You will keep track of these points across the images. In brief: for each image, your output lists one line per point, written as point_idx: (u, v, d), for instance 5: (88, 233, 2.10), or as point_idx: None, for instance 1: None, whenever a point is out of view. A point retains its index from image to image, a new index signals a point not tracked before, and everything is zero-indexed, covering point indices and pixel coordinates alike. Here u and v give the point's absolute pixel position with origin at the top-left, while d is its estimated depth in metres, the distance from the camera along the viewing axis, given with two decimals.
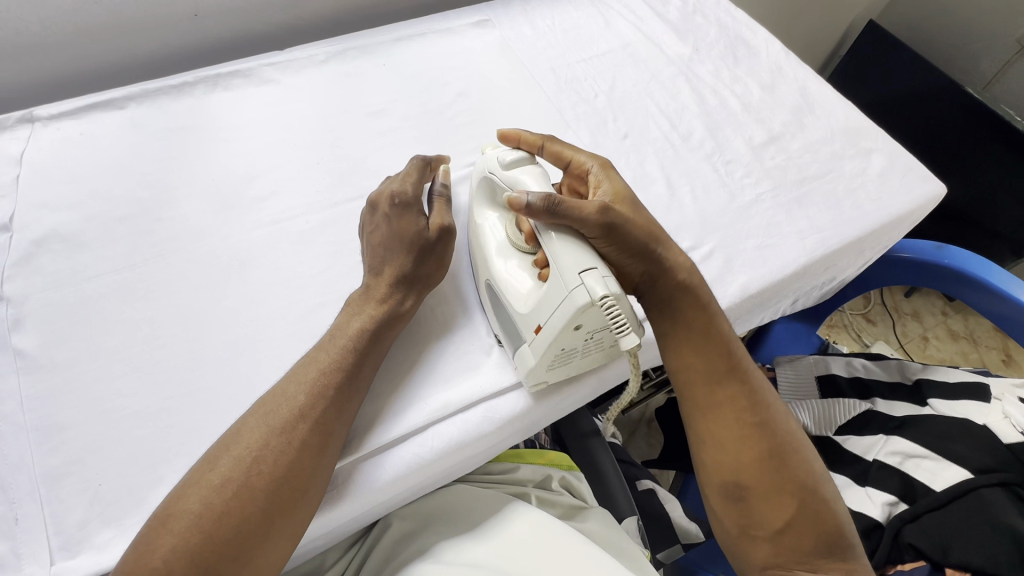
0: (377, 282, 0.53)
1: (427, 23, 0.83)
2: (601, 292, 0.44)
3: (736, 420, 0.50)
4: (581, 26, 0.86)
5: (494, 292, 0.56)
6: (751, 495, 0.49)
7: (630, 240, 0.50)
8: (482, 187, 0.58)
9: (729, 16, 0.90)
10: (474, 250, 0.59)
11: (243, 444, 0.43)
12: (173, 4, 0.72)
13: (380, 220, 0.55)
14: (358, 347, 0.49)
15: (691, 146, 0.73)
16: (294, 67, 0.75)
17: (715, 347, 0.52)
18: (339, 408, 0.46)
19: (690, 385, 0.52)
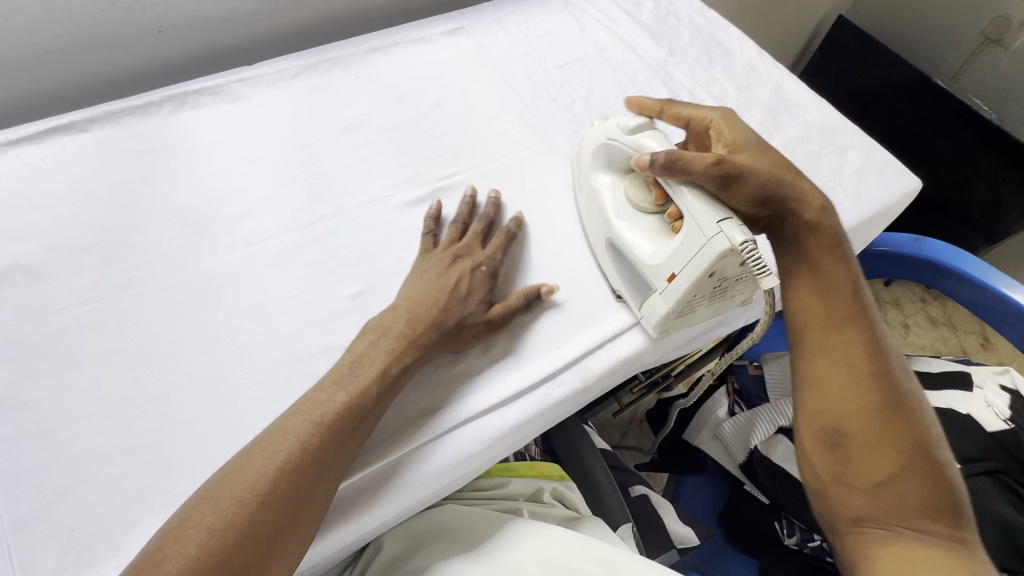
0: (401, 318, 0.52)
1: (399, 33, 0.81)
2: (739, 237, 0.49)
3: (849, 363, 0.48)
4: (556, 31, 0.85)
5: (619, 247, 0.59)
6: (853, 441, 0.46)
7: (752, 188, 0.52)
8: (595, 153, 0.63)
9: (703, 17, 0.90)
10: (589, 213, 0.63)
11: (248, 485, 0.41)
12: (136, 21, 0.70)
13: (460, 271, 0.56)
14: (373, 391, 0.48)
15: None
16: (265, 82, 0.73)
17: (840, 289, 0.51)
18: (340, 455, 0.45)
19: (806, 324, 0.52)
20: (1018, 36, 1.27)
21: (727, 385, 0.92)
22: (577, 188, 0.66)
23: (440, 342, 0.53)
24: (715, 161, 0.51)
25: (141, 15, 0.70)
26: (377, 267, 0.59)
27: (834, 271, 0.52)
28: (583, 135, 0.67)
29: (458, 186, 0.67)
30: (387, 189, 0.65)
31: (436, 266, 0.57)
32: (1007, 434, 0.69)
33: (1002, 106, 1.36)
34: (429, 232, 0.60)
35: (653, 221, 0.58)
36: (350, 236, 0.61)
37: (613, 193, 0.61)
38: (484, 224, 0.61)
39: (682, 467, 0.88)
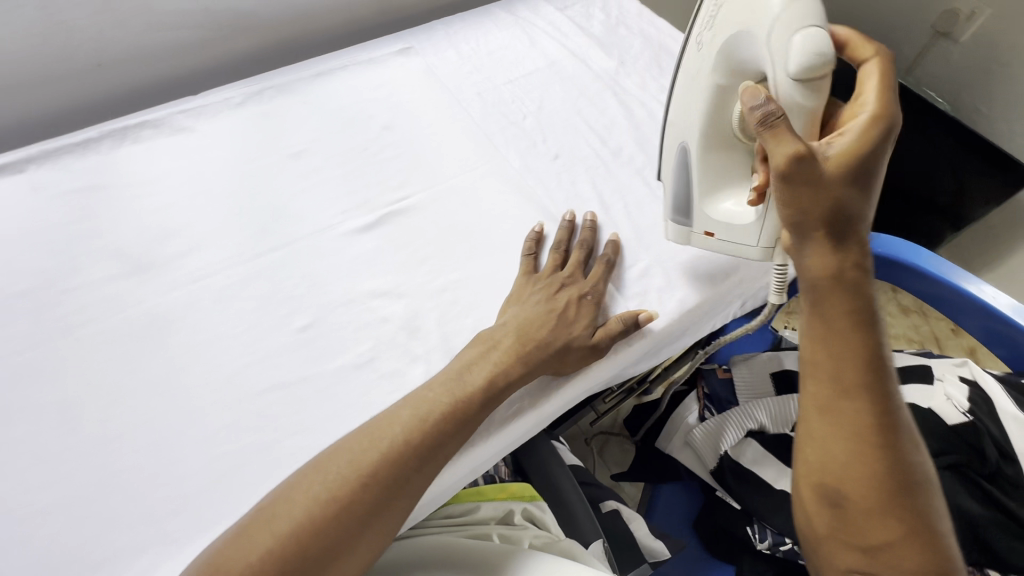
0: (511, 334, 0.53)
1: (346, 56, 0.81)
2: (778, 260, 0.56)
3: (856, 430, 0.43)
4: (506, 47, 0.85)
5: (685, 160, 0.57)
6: (855, 508, 0.42)
7: (813, 195, 0.43)
8: (738, 39, 0.49)
9: (652, 26, 0.91)
10: (686, 94, 0.56)
11: (360, 460, 0.44)
12: (74, 56, 0.70)
13: (567, 298, 0.57)
14: (478, 398, 0.49)
15: (622, 160, 0.73)
16: (209, 112, 0.72)
17: (855, 348, 0.44)
18: (422, 469, 0.45)
19: (814, 382, 0.45)
20: (966, 30, 1.30)
21: (698, 390, 0.93)
22: (697, 48, 0.54)
23: (549, 359, 0.53)
24: (788, 163, 0.42)
25: (79, 50, 0.69)
26: (325, 299, 0.58)
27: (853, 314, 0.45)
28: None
29: (409, 209, 0.66)
30: (335, 216, 0.64)
31: (542, 286, 0.57)
32: (966, 428, 0.70)
33: (956, 98, 1.38)
34: (529, 248, 0.61)
35: (725, 148, 0.54)
36: (297, 268, 0.60)
37: (711, 95, 0.52)
38: (584, 250, 0.62)
39: (659, 476, 0.88)
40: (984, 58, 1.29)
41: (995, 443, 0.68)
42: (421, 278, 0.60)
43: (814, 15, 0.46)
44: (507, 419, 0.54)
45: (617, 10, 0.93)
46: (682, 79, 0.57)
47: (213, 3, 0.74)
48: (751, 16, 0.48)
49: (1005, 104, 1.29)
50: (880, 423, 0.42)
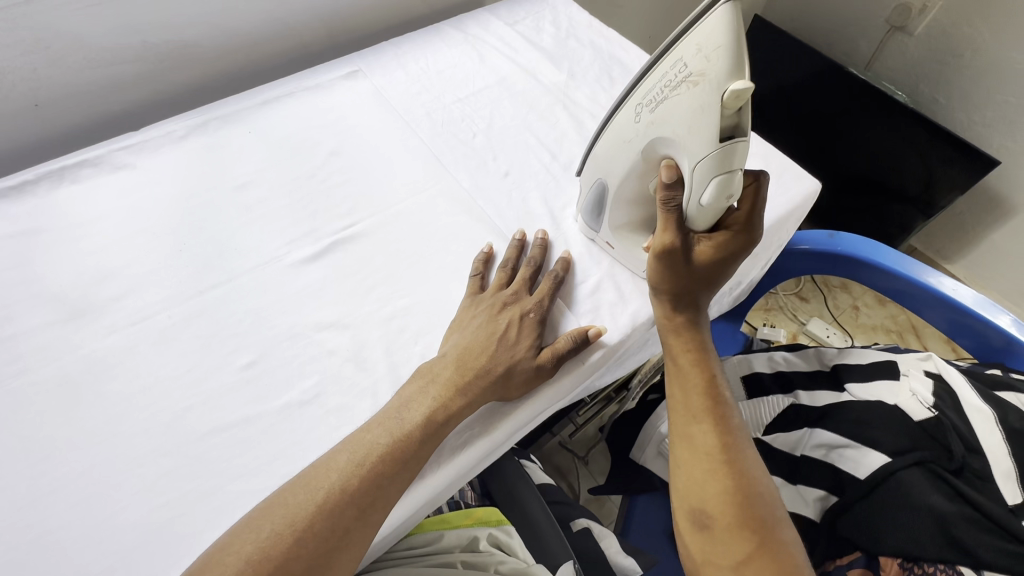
0: (449, 366, 0.53)
1: (293, 82, 0.80)
2: None
3: (706, 451, 0.50)
4: (456, 65, 0.85)
5: (602, 194, 0.57)
6: (718, 525, 0.47)
7: (680, 271, 0.53)
8: (662, 137, 0.47)
9: (602, 36, 0.91)
10: (614, 146, 0.53)
11: (286, 517, 0.44)
12: (6, 97, 0.68)
13: (510, 316, 0.56)
14: (415, 436, 0.49)
15: (573, 174, 0.72)
16: (151, 147, 0.71)
17: (698, 382, 0.53)
18: (362, 517, 0.45)
19: (674, 416, 0.53)
20: (920, 23, 1.31)
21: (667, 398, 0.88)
22: (634, 115, 0.49)
23: (491, 388, 0.53)
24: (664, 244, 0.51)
25: (11, 91, 0.68)
26: (271, 334, 0.57)
27: (699, 358, 0.54)
28: (684, 85, 0.43)
29: (357, 236, 0.65)
30: (281, 248, 0.63)
31: (488, 313, 0.57)
32: (932, 422, 0.69)
33: (915, 90, 1.40)
34: (478, 269, 0.61)
35: (639, 196, 0.55)
36: (241, 304, 0.59)
37: (634, 163, 0.52)
38: (531, 268, 0.61)
39: (632, 487, 0.86)
40: (938, 49, 1.31)
41: (961, 437, 0.68)
42: (369, 305, 0.59)
43: (739, 156, 0.44)
44: (461, 448, 0.53)
45: (567, 22, 0.93)
46: (613, 130, 0.53)
47: (151, 37, 0.73)
48: (684, 133, 0.44)
49: (962, 94, 1.30)
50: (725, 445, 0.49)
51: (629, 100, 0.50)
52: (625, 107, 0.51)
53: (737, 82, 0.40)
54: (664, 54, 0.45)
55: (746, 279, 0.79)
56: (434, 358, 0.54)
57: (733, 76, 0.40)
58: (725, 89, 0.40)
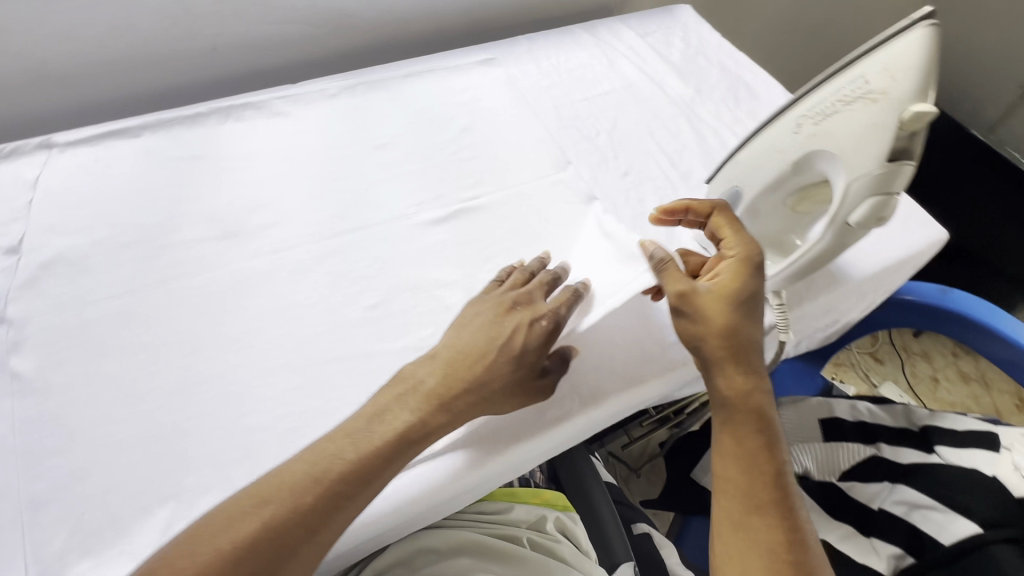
0: (436, 373, 0.49)
1: (434, 61, 0.86)
2: (777, 301, 0.60)
3: (771, 548, 0.45)
4: (585, 65, 0.88)
5: (733, 201, 0.57)
6: None
7: (711, 314, 0.50)
8: (817, 155, 0.48)
9: (732, 59, 0.92)
10: (759, 156, 0.53)
11: (231, 533, 0.41)
12: (194, 39, 0.78)
13: (517, 322, 0.52)
14: (384, 453, 0.46)
15: (691, 185, 0.73)
16: (305, 100, 0.77)
17: (764, 467, 0.48)
18: (309, 540, 0.43)
19: (726, 499, 0.48)
20: None
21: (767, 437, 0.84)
22: (793, 127, 0.49)
23: (480, 404, 0.50)
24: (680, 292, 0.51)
25: (198, 34, 0.78)
26: (394, 282, 0.61)
27: (759, 439, 0.49)
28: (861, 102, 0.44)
29: (480, 208, 0.68)
30: (410, 208, 0.68)
31: (499, 314, 0.53)
32: None
33: None
34: (500, 277, 0.58)
35: (769, 210, 0.56)
36: (370, 252, 0.63)
37: (778, 176, 0.51)
38: (550, 278, 0.57)
39: (688, 506, 0.86)
40: None
41: None
42: (484, 272, 0.63)
43: (901, 180, 0.45)
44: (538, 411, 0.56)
45: (697, 41, 0.95)
46: (763, 140, 0.52)
47: (320, 4, 0.81)
48: (850, 148, 0.45)
49: None
50: (789, 543, 0.45)
51: (786, 114, 0.50)
52: (780, 119, 0.51)
53: (919, 106, 0.42)
54: (840, 72, 0.46)
55: (844, 319, 0.77)
56: (431, 358, 0.51)
57: (915, 100, 0.42)
58: (905, 110, 0.42)
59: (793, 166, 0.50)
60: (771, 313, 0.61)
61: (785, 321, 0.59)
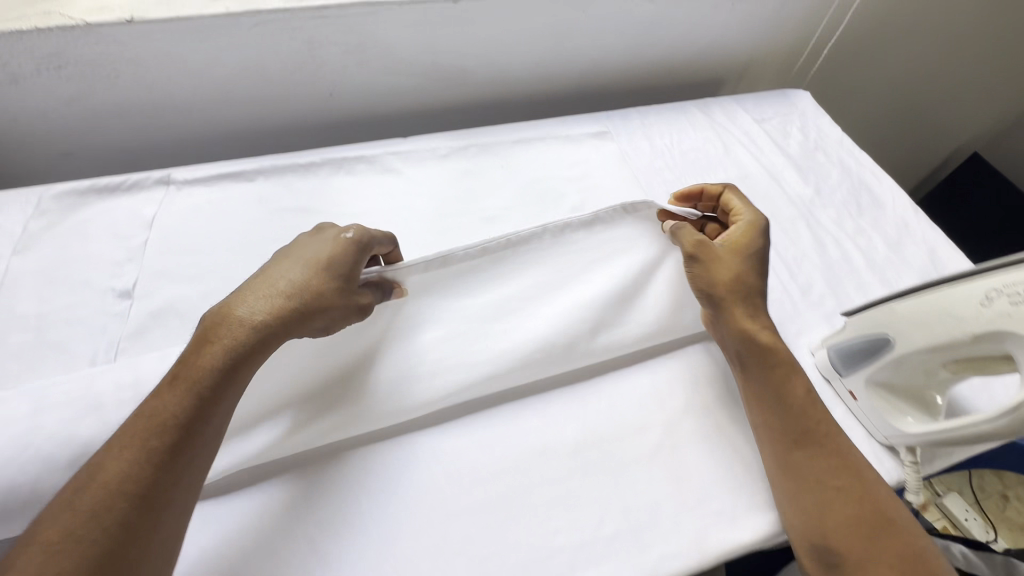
0: (236, 297, 0.46)
1: (547, 128, 0.84)
2: (909, 457, 0.55)
3: (817, 479, 0.49)
4: (699, 149, 0.85)
5: (878, 348, 0.54)
6: (848, 563, 0.45)
7: (722, 266, 0.56)
8: (1010, 339, 0.44)
9: (854, 158, 0.87)
10: (927, 315, 0.49)
11: (67, 513, 0.36)
12: (314, 84, 0.78)
13: (321, 240, 0.50)
14: (195, 386, 0.41)
15: (811, 302, 0.68)
16: (416, 158, 0.76)
17: (793, 407, 0.52)
18: (139, 512, 0.37)
19: (768, 449, 0.52)
20: None
21: None
22: (980, 297, 0.46)
23: (296, 318, 0.46)
24: (695, 247, 0.56)
25: (320, 79, 0.77)
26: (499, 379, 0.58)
27: (781, 387, 0.53)
28: None
29: None
30: None
31: (305, 239, 0.51)
32: None
33: None
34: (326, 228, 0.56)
35: (921, 367, 0.52)
36: None
37: (947, 342, 0.48)
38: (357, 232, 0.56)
39: None
40: None
41: None
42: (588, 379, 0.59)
43: None
44: (472, 467, 0.53)
45: (816, 133, 0.90)
46: (936, 300, 0.49)
47: (442, 58, 0.80)
48: None
49: None
50: (836, 473, 0.49)
51: (971, 281, 0.47)
52: (961, 284, 0.48)
53: None
54: None
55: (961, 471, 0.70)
56: (232, 295, 0.46)
57: None
58: None
59: (973, 339, 0.46)
60: (901, 468, 0.56)
61: (915, 482, 0.55)
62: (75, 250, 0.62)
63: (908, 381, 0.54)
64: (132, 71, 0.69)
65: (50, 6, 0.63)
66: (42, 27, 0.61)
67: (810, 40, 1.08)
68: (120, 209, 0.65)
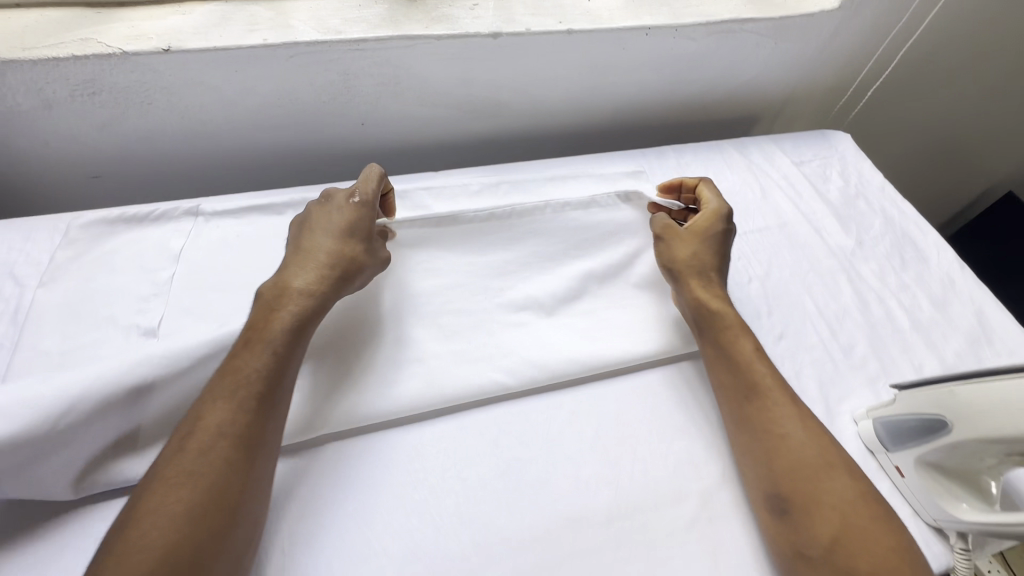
0: (283, 267, 0.57)
1: (580, 166, 0.82)
2: (960, 545, 0.52)
3: (767, 428, 0.53)
4: (736, 192, 0.83)
5: (936, 428, 0.51)
6: (797, 507, 0.49)
7: (684, 245, 0.66)
8: None
9: (897, 207, 0.84)
10: (996, 403, 0.47)
11: (178, 463, 0.43)
12: (347, 114, 0.77)
13: (335, 209, 0.61)
14: (263, 339, 0.51)
15: (853, 364, 0.66)
16: (448, 194, 0.74)
17: (744, 363, 0.58)
18: (241, 457, 0.45)
19: (726, 406, 0.57)
20: None
21: None
22: None
23: (325, 274, 0.56)
24: (663, 230, 0.67)
25: (353, 109, 0.76)
26: (530, 438, 0.56)
27: (738, 347, 0.59)
28: None
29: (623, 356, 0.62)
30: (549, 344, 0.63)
31: (320, 211, 0.61)
32: None
33: None
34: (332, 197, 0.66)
35: (983, 454, 0.49)
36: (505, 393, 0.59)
37: (1017, 434, 0.46)
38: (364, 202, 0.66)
39: None
40: None
41: None
42: (620, 442, 0.57)
43: None
44: (500, 535, 0.50)
45: (857, 178, 0.88)
46: (1007, 388, 0.47)
47: (477, 92, 0.79)
48: None
49: None
50: (786, 424, 0.53)
51: None
52: None
53: None
54: None
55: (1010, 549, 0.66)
56: (280, 272, 0.57)
57: None
58: None
59: None
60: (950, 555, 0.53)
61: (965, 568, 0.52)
62: (102, 283, 0.61)
63: (965, 467, 0.51)
64: (166, 99, 0.68)
65: (88, 33, 0.62)
66: (79, 55, 0.60)
67: (850, 78, 1.05)
68: (148, 240, 0.64)
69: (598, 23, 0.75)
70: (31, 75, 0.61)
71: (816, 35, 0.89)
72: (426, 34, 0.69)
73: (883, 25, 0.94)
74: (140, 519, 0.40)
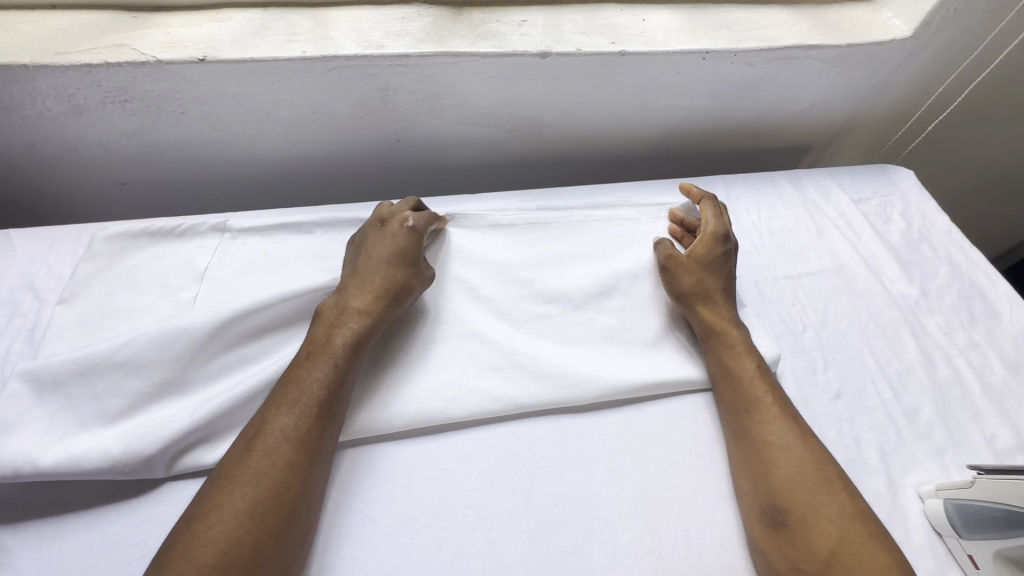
0: (344, 286, 0.57)
1: (623, 195, 0.78)
2: None
3: (767, 440, 0.52)
4: (789, 230, 0.77)
5: None
6: (795, 520, 0.47)
7: (686, 274, 0.64)
8: None
9: (964, 254, 0.77)
10: None
11: (248, 465, 0.44)
12: (382, 130, 0.73)
13: (388, 231, 0.61)
14: (329, 351, 0.52)
15: (918, 430, 0.60)
16: (483, 219, 0.70)
17: (749, 378, 0.56)
18: (307, 463, 0.46)
19: (726, 418, 0.56)
20: None
21: None
22: None
23: (382, 295, 0.56)
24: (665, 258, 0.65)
25: (388, 125, 0.73)
26: (565, 497, 0.52)
27: (741, 369, 0.57)
28: None
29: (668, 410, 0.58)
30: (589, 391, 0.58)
31: (375, 232, 0.61)
32: None
33: None
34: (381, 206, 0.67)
35: None
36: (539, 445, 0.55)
37: None
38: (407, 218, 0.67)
39: None
40: None
41: None
42: (664, 507, 0.52)
43: None
44: None
45: (919, 220, 0.81)
46: None
47: (519, 112, 0.75)
48: None
49: None
50: (789, 437, 0.52)
51: None
52: None
53: None
54: None
55: None
56: (341, 290, 0.57)
57: None
58: None
59: None
60: None
61: None
62: (122, 301, 0.58)
63: None
64: (198, 108, 0.65)
65: (122, 38, 0.60)
66: (112, 63, 0.58)
67: (912, 110, 0.99)
68: (172, 256, 0.62)
69: (653, 46, 0.70)
70: (62, 81, 0.59)
71: (883, 64, 0.83)
72: (472, 52, 0.65)
73: (955, 57, 0.87)
74: (211, 513, 0.41)
